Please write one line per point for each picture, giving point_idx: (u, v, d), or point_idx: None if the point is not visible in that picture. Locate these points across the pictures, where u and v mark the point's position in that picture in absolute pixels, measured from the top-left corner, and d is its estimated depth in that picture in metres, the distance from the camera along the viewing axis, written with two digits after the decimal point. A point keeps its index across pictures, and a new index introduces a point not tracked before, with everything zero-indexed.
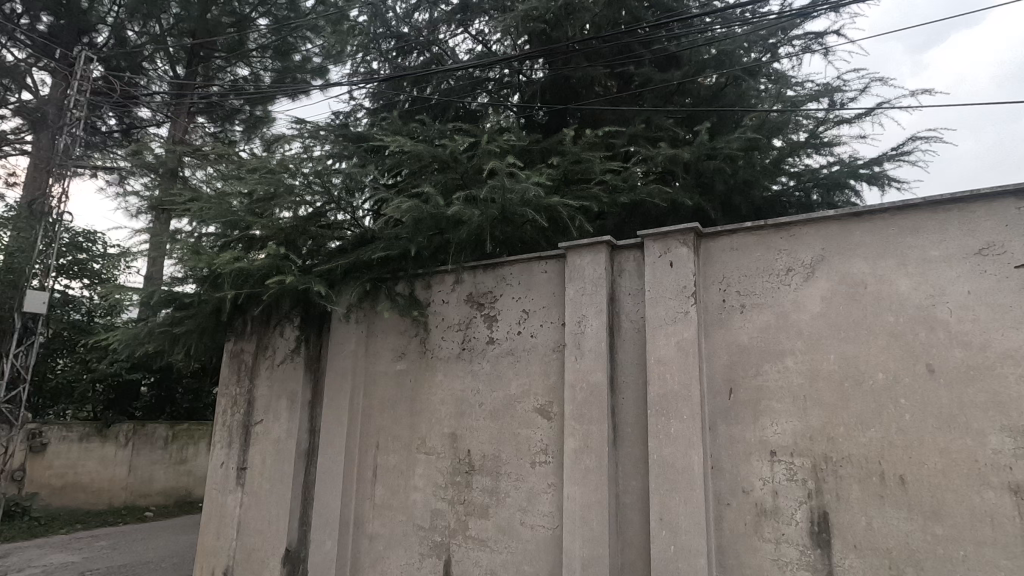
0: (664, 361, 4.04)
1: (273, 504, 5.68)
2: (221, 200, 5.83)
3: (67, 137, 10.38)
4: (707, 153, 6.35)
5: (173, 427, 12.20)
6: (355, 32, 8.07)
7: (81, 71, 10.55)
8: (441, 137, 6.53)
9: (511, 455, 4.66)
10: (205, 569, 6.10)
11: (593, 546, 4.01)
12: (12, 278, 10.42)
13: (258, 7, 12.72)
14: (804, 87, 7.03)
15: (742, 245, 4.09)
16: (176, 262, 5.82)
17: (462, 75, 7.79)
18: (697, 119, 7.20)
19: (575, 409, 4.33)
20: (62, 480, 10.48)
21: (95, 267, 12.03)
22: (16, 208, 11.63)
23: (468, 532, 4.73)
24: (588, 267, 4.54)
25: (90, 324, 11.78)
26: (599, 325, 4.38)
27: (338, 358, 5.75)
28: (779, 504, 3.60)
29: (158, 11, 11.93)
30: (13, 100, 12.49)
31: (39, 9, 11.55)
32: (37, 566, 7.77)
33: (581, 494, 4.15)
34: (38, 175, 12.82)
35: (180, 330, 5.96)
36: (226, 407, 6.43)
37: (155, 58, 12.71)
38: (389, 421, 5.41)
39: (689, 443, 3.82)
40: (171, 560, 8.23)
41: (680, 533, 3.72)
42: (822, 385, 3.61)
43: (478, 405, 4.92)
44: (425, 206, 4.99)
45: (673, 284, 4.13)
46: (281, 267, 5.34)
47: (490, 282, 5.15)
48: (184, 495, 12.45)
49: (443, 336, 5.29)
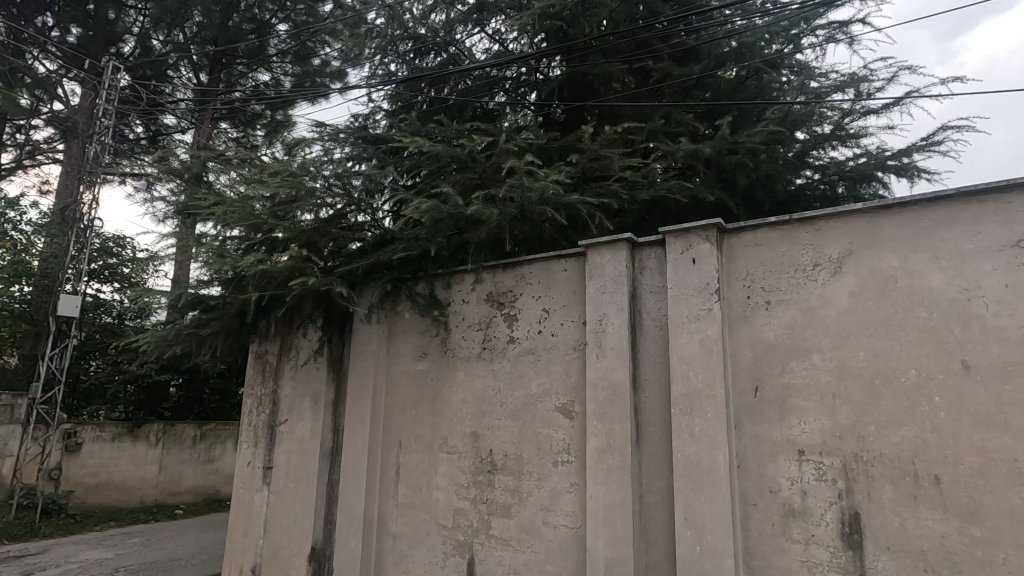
0: (688, 359, 3.98)
1: (299, 503, 5.76)
2: (243, 203, 5.88)
3: (97, 145, 10.74)
4: (728, 148, 6.24)
5: (201, 427, 12.46)
6: (372, 34, 8.04)
7: (109, 80, 10.93)
8: (459, 137, 6.50)
9: (532, 455, 4.65)
10: (233, 567, 6.20)
11: (616, 546, 3.98)
12: (46, 283, 11.04)
13: (277, 12, 12.94)
14: (829, 77, 6.88)
15: (767, 241, 4.01)
16: (201, 265, 5.90)
17: (479, 75, 7.79)
18: (717, 113, 7.10)
19: (597, 408, 4.30)
20: (96, 479, 10.77)
21: (125, 271, 12.33)
22: (49, 214, 12.04)
23: (491, 532, 4.73)
24: (608, 265, 4.50)
25: (121, 327, 12.09)
26: (620, 323, 4.34)
27: (359, 358, 5.80)
28: (808, 505, 3.52)
29: (182, 20, 12.18)
30: (46, 110, 12.98)
31: (68, 22, 12.07)
32: (74, 562, 8.01)
33: (604, 493, 4.12)
34: (69, 183, 13.22)
35: (206, 331, 6.07)
36: (251, 407, 6.53)
37: (180, 66, 13.08)
38: (411, 420, 5.44)
39: (714, 443, 3.76)
40: (201, 557, 8.39)
41: (705, 533, 3.67)
42: (851, 383, 3.52)
43: (499, 405, 4.92)
44: (444, 207, 5.02)
45: (696, 281, 4.07)
46: (303, 268, 5.41)
47: (509, 282, 5.14)
48: (212, 493, 12.69)
49: (464, 335, 5.29)
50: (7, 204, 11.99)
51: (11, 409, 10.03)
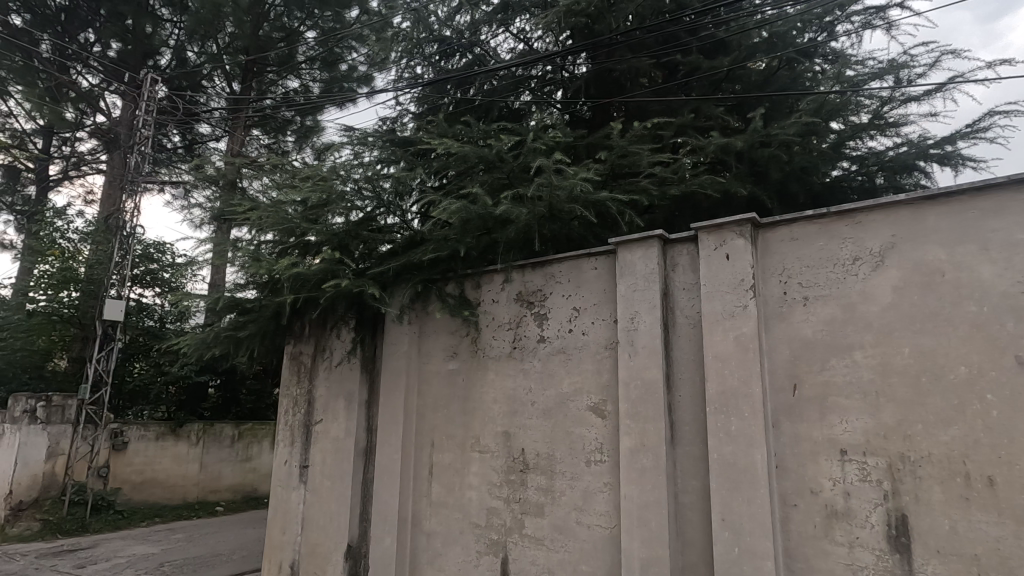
0: (723, 357, 3.91)
1: (335, 502, 5.86)
2: (276, 208, 6.02)
3: (137, 155, 11.17)
4: (760, 141, 6.10)
5: (239, 427, 12.79)
6: (398, 38, 8.12)
7: (148, 92, 11.35)
8: (485, 138, 6.52)
9: (565, 455, 4.63)
10: (272, 563, 6.36)
11: (652, 547, 3.94)
12: (92, 288, 11.64)
13: (305, 20, 13.21)
14: (866, 65, 6.66)
15: (803, 235, 3.91)
16: (238, 269, 6.08)
17: (505, 75, 7.82)
18: (749, 106, 6.96)
19: (630, 407, 4.25)
20: (141, 476, 11.18)
21: (165, 276, 12.78)
22: (94, 222, 12.58)
23: (524, 531, 4.73)
24: (639, 263, 4.46)
25: (162, 330, 12.57)
26: (653, 321, 4.28)
27: (391, 358, 5.87)
28: (851, 506, 3.42)
29: (214, 31, 12.54)
30: (89, 123, 13.59)
31: (109, 37, 12.64)
32: (122, 557, 8.33)
33: (638, 493, 4.08)
34: (112, 192, 13.77)
35: (243, 334, 6.24)
36: (288, 407, 6.68)
37: (213, 76, 13.50)
38: (443, 420, 5.49)
39: (751, 442, 3.68)
40: (241, 553, 8.62)
41: (744, 534, 3.59)
42: (895, 381, 3.41)
43: (530, 404, 4.92)
44: (473, 207, 5.05)
45: (730, 277, 3.99)
46: (336, 271, 5.51)
47: (538, 281, 5.12)
48: (251, 491, 12.98)
49: (494, 335, 5.31)
50: (55, 213, 12.56)
51: (63, 409, 10.13)
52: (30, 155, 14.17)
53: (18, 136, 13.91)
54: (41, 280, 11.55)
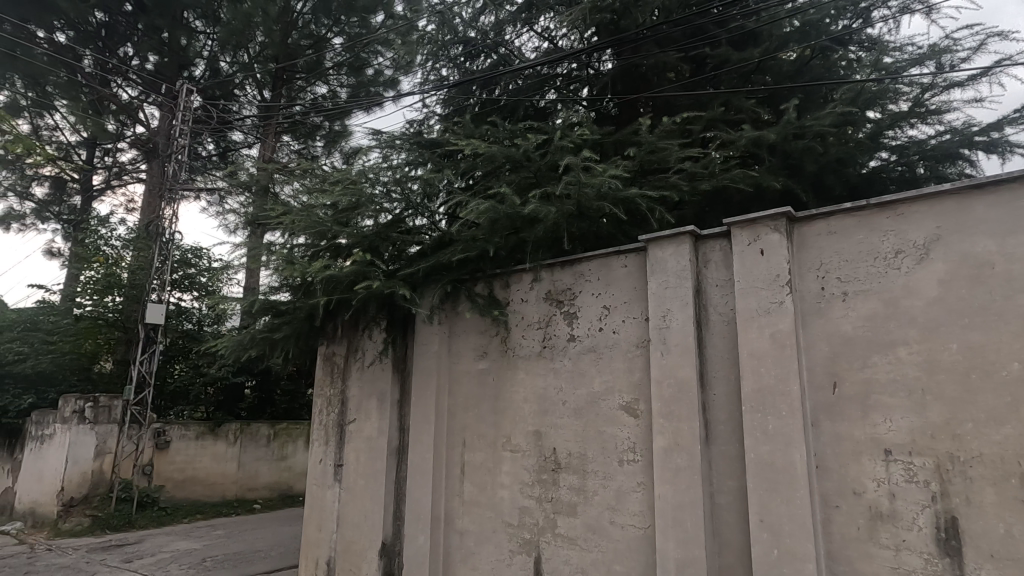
0: (758, 354, 3.82)
1: (369, 500, 5.94)
2: (308, 212, 6.14)
3: (175, 163, 11.57)
4: (794, 133, 5.95)
5: (274, 427, 13.06)
6: (424, 41, 8.28)
7: (184, 102, 11.75)
8: (512, 138, 6.53)
9: (597, 454, 4.60)
10: (310, 559, 6.49)
11: (687, 548, 3.88)
12: (134, 293, 12.03)
13: (332, 27, 13.42)
14: (905, 51, 6.44)
15: (841, 228, 3.80)
16: (272, 272, 6.23)
17: (530, 74, 7.79)
18: (781, 97, 6.79)
19: (663, 406, 4.20)
20: (183, 474, 11.57)
21: (202, 280, 13.17)
22: (135, 230, 13.10)
23: (557, 530, 4.72)
24: (670, 259, 4.40)
25: (200, 332, 12.97)
26: (685, 319, 4.22)
27: (422, 358, 5.94)
28: (897, 507, 3.31)
29: (245, 41, 12.87)
30: (130, 134, 14.34)
31: (147, 50, 13.17)
32: (166, 552, 8.62)
33: (673, 493, 4.03)
34: (152, 200, 14.27)
35: (278, 335, 6.39)
36: (322, 407, 6.81)
37: (245, 84, 13.87)
38: (474, 419, 5.51)
39: (789, 442, 3.60)
40: (278, 549, 8.82)
41: (783, 536, 3.51)
42: (942, 378, 3.28)
43: (561, 403, 4.90)
44: (501, 207, 5.06)
45: (765, 273, 3.91)
46: (367, 272, 5.59)
47: (567, 279, 5.10)
48: (287, 489, 13.22)
49: (524, 334, 5.30)
50: (99, 221, 13.09)
51: (109, 410, 10.55)
52: (75, 166, 14.79)
53: (64, 149, 14.57)
54: (87, 286, 12.10)
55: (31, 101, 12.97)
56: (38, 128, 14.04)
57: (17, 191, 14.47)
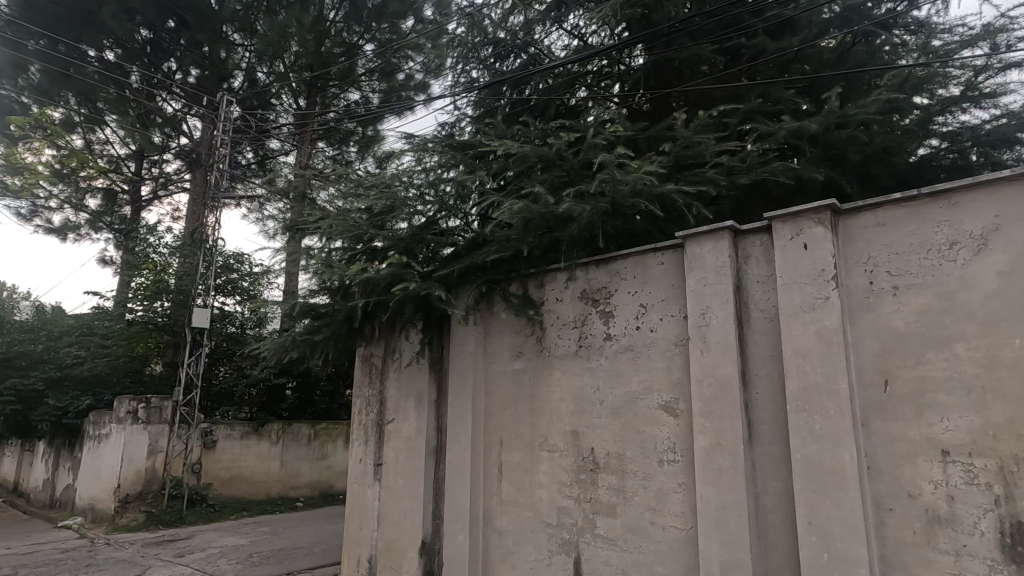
0: (803, 352, 3.71)
1: (409, 498, 6.03)
2: (344, 216, 6.27)
3: (216, 172, 11.98)
4: (837, 122, 5.75)
5: (314, 427, 13.36)
6: (454, 44, 8.41)
7: (224, 113, 12.17)
8: (544, 137, 6.52)
9: (636, 454, 4.55)
10: (352, 557, 6.63)
11: (731, 550, 3.80)
12: (181, 298, 12.50)
13: (364, 34, 13.69)
14: (956, 32, 6.16)
15: (889, 220, 3.65)
16: (311, 276, 6.38)
17: (561, 72, 7.76)
18: (822, 86, 6.59)
19: (703, 405, 4.13)
20: (229, 472, 11.98)
21: (244, 284, 13.60)
22: (180, 238, 13.65)
23: (597, 530, 4.68)
24: (709, 256, 4.31)
25: (243, 335, 13.40)
26: (725, 316, 4.12)
27: (458, 358, 5.99)
28: (956, 511, 3.15)
29: (281, 52, 13.23)
30: (175, 145, 14.94)
31: (189, 65, 13.71)
32: (215, 547, 8.94)
33: (715, 494, 3.94)
34: (196, 209, 14.84)
35: (318, 337, 6.54)
36: (361, 407, 6.95)
37: (281, 94, 14.25)
38: (510, 419, 5.52)
39: (837, 442, 3.47)
40: (320, 546, 9.03)
41: (833, 540, 3.39)
42: (1003, 376, 3.11)
43: (598, 403, 4.86)
44: (535, 207, 5.05)
45: (809, 268, 3.78)
46: (403, 274, 5.67)
47: (602, 278, 5.06)
48: (327, 488, 13.50)
49: (560, 333, 5.29)
50: (148, 230, 13.70)
51: (160, 410, 10.96)
52: (125, 177, 15.52)
53: (115, 162, 15.21)
54: (138, 292, 12.68)
55: (83, 118, 13.76)
56: (91, 143, 14.59)
57: (72, 203, 15.30)
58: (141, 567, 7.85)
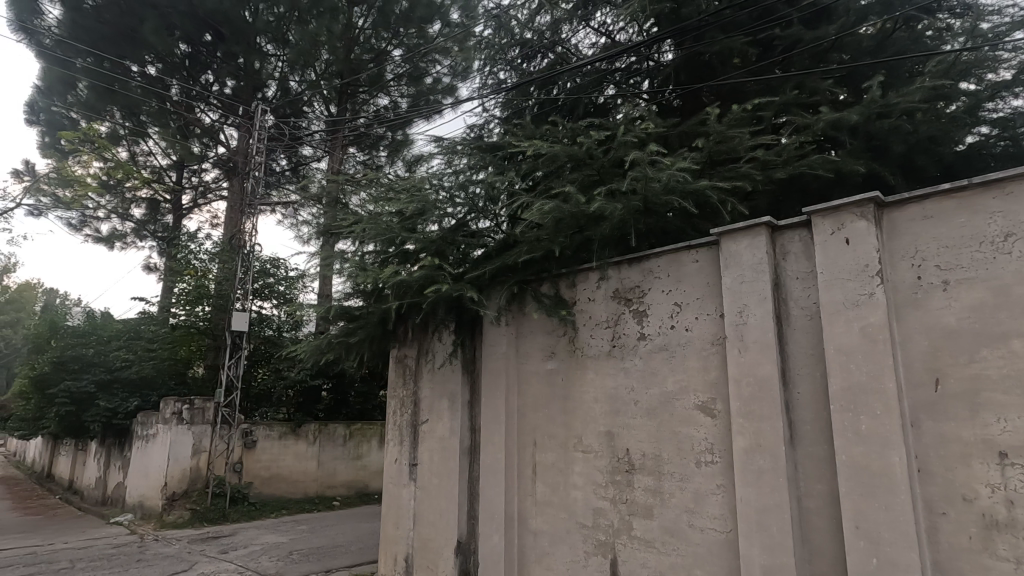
0: (847, 350, 3.59)
1: (444, 498, 6.09)
2: (376, 220, 6.36)
3: (253, 180, 12.32)
4: (878, 112, 5.55)
5: (350, 427, 13.59)
6: (481, 46, 8.45)
7: (259, 122, 12.52)
8: (573, 136, 6.50)
9: (672, 455, 4.48)
10: (389, 555, 6.73)
11: (774, 554, 3.71)
12: (221, 302, 12.92)
13: (392, 40, 13.89)
14: (1006, 13, 5.89)
15: (938, 211, 3.51)
16: (345, 279, 6.49)
17: (588, 70, 7.74)
18: (861, 76, 6.38)
19: (742, 405, 4.04)
20: (269, 472, 12.31)
21: (280, 288, 13.96)
22: (220, 244, 14.10)
23: (633, 532, 4.63)
24: (745, 253, 4.22)
25: (280, 338, 13.78)
26: (763, 314, 4.03)
27: (490, 359, 6.02)
28: (1016, 516, 3.00)
29: (312, 60, 13.53)
30: (213, 155, 15.35)
31: (226, 76, 14.15)
32: (257, 544, 9.19)
33: (756, 496, 3.86)
34: (233, 215, 15.30)
35: (354, 339, 6.66)
36: (396, 408, 7.06)
37: (313, 102, 14.56)
38: (544, 420, 5.51)
39: (885, 443, 3.34)
40: (358, 545, 9.19)
41: (882, 545, 3.28)
42: None
43: (633, 403, 4.81)
44: (565, 206, 5.02)
45: (852, 263, 3.66)
46: (435, 276, 5.73)
47: (635, 277, 5.00)
48: (363, 487, 13.72)
49: (593, 333, 5.25)
50: (189, 237, 14.21)
51: (203, 411, 11.33)
52: (167, 187, 16.10)
53: (157, 172, 15.76)
54: (181, 297, 13.16)
55: (128, 131, 14.44)
56: (135, 155, 15.18)
57: (119, 213, 15.99)
58: (188, 563, 8.14)
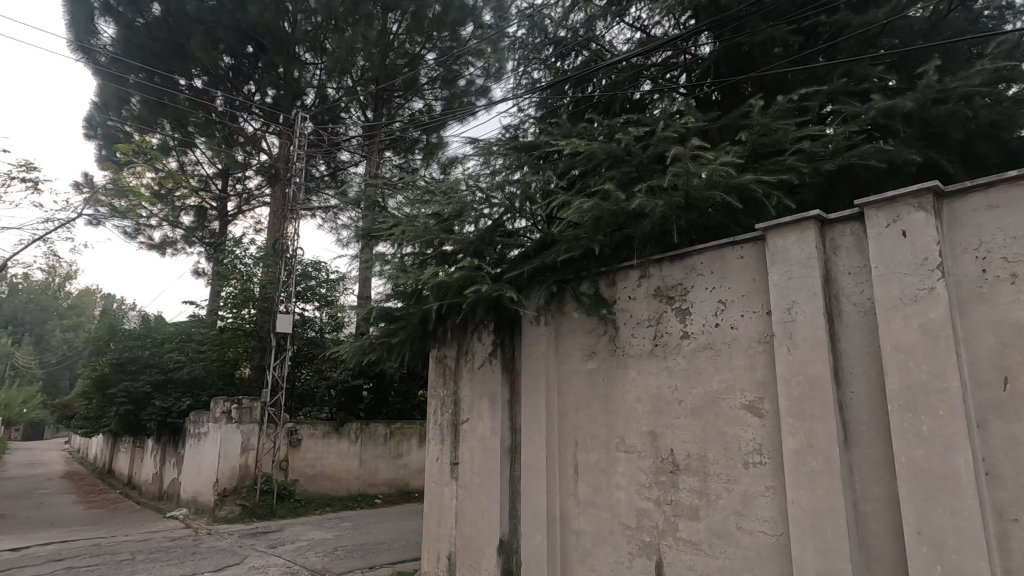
0: (905, 347, 3.44)
1: (486, 497, 6.14)
2: (415, 223, 6.46)
3: (294, 186, 12.66)
4: (934, 97, 5.29)
5: (390, 426, 13.84)
6: (515, 46, 8.46)
7: (299, 129, 12.88)
8: (610, 133, 6.43)
9: (718, 456, 4.38)
10: (432, 553, 6.84)
11: (829, 559, 3.58)
12: (266, 305, 13.35)
13: (425, 44, 14.06)
14: None
15: (1003, 201, 3.33)
16: (385, 282, 6.61)
17: (624, 66, 7.66)
18: (913, 61, 6.10)
19: (792, 405, 3.91)
20: (313, 469, 12.63)
21: (322, 291, 14.31)
22: (264, 249, 14.57)
23: (679, 534, 4.56)
24: (793, 247, 4.09)
25: (322, 339, 14.21)
26: (814, 310, 3.90)
27: (530, 358, 6.03)
28: None
29: (349, 66, 13.82)
30: (255, 162, 15.76)
31: (267, 85, 14.63)
32: (304, 540, 9.46)
33: (809, 500, 3.73)
34: (276, 221, 15.79)
35: (395, 340, 6.78)
36: (437, 407, 7.17)
37: (350, 107, 14.86)
38: (585, 420, 5.48)
39: (949, 445, 3.18)
40: (400, 542, 9.33)
41: (947, 551, 3.12)
42: None
43: (677, 403, 4.73)
44: (605, 204, 4.98)
45: (909, 257, 3.50)
46: (475, 277, 5.78)
47: (677, 274, 4.92)
48: (403, 485, 13.92)
49: (634, 331, 5.19)
50: (234, 243, 14.73)
51: (251, 410, 11.71)
52: (213, 195, 16.71)
53: (204, 181, 16.36)
54: (228, 300, 13.64)
55: (177, 142, 15.09)
56: (184, 164, 15.83)
57: (169, 221, 16.74)
58: (240, 557, 8.46)
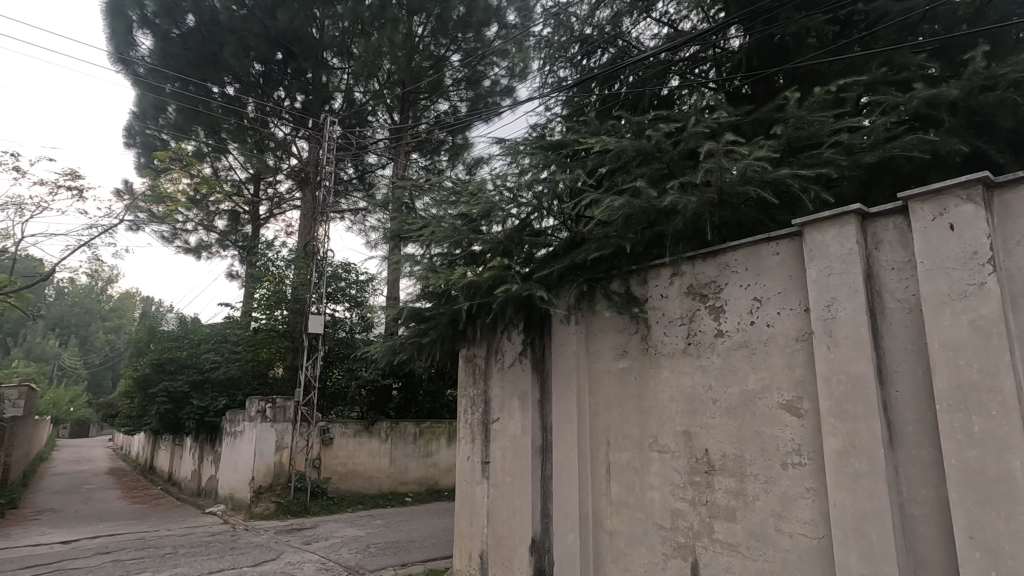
0: (953, 344, 3.32)
1: (518, 496, 6.16)
2: (443, 223, 6.50)
3: (323, 189, 12.87)
4: (981, 85, 5.10)
5: (420, 424, 13.99)
6: (540, 46, 8.49)
7: (328, 133, 13.11)
8: (639, 130, 6.35)
9: (756, 457, 4.29)
10: (464, 551, 6.89)
11: (875, 563, 3.47)
12: (297, 306, 13.59)
13: (450, 45, 14.15)
14: None
15: None
16: (415, 282, 6.67)
17: (652, 62, 7.58)
18: (958, 47, 5.88)
19: (834, 405, 3.81)
20: (345, 468, 12.83)
21: (352, 291, 14.54)
22: (295, 251, 14.88)
23: (715, 535, 4.48)
24: (833, 243, 3.98)
25: (353, 339, 14.42)
26: (855, 308, 3.79)
27: (560, 358, 6.02)
28: None
29: (375, 70, 14.03)
30: (285, 166, 16.05)
31: (296, 91, 14.94)
32: (337, 537, 9.61)
33: (852, 502, 3.63)
34: (307, 223, 16.10)
35: (425, 340, 6.84)
36: (468, 407, 7.22)
37: (377, 110, 15.07)
38: (616, 419, 5.43)
39: (1005, 446, 3.05)
40: (431, 540, 9.42)
41: (1002, 557, 2.99)
42: None
43: (711, 402, 4.66)
44: (636, 202, 4.93)
45: (957, 252, 3.37)
46: (504, 277, 5.79)
47: (711, 272, 4.84)
48: (433, 484, 14.02)
49: (666, 330, 5.13)
50: (267, 246, 15.07)
51: (284, 410, 11.95)
52: (246, 199, 17.12)
53: (237, 185, 16.77)
54: (261, 302, 13.92)
55: (210, 148, 15.48)
56: (217, 169, 16.23)
57: (204, 225, 17.24)
58: (276, 552, 8.65)
